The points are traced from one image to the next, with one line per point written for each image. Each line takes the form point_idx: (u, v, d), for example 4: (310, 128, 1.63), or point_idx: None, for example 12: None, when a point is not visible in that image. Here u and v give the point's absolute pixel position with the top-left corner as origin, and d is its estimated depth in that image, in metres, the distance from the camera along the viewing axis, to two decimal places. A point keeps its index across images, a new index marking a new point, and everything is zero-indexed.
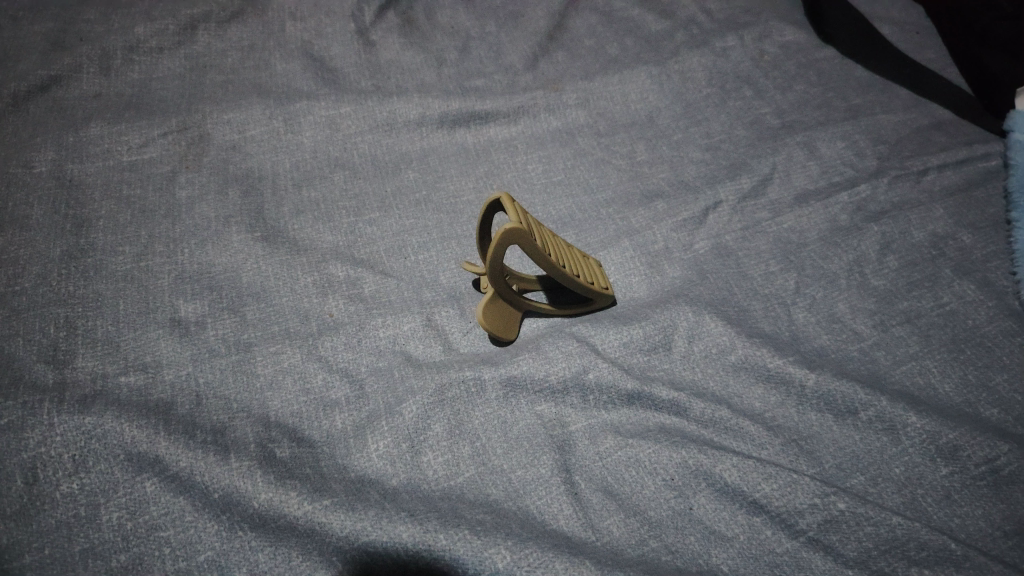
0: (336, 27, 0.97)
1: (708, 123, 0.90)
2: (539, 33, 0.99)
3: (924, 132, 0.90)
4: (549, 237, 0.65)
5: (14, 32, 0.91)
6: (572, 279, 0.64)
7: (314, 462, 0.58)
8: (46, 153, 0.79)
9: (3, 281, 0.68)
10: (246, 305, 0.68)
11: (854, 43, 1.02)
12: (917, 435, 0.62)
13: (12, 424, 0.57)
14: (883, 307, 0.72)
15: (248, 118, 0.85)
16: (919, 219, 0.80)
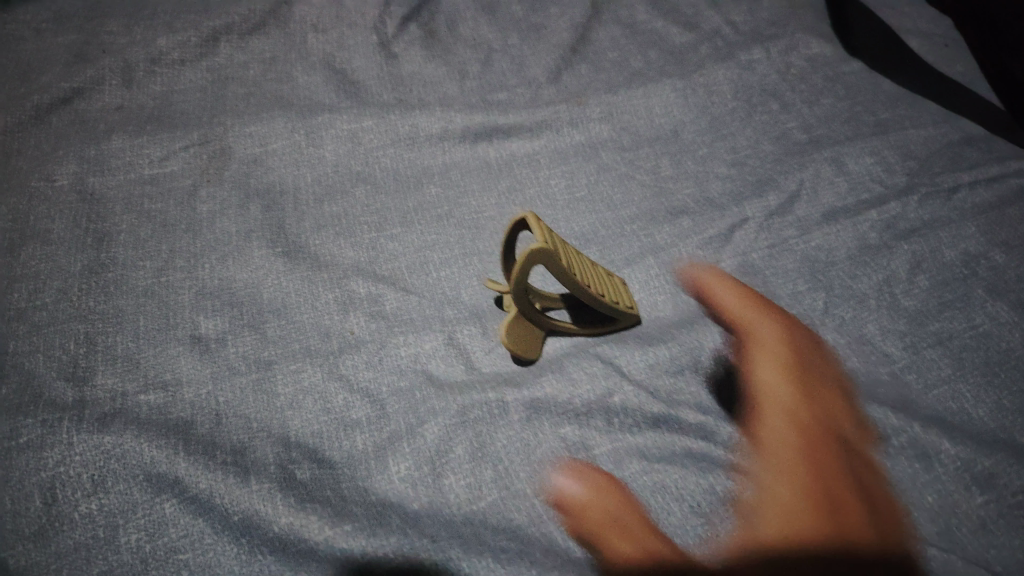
0: (358, 39, 0.96)
1: (733, 138, 0.88)
2: (562, 46, 0.98)
3: (955, 146, 0.88)
4: (574, 256, 0.64)
5: (38, 45, 0.92)
6: (597, 297, 0.63)
7: (334, 484, 0.57)
8: (68, 166, 0.79)
9: (24, 296, 0.68)
10: (267, 322, 0.68)
11: (881, 57, 1.01)
12: (950, 462, 0.60)
13: (33, 443, 0.57)
14: (914, 328, 0.70)
15: (271, 132, 0.84)
16: (950, 238, 0.78)
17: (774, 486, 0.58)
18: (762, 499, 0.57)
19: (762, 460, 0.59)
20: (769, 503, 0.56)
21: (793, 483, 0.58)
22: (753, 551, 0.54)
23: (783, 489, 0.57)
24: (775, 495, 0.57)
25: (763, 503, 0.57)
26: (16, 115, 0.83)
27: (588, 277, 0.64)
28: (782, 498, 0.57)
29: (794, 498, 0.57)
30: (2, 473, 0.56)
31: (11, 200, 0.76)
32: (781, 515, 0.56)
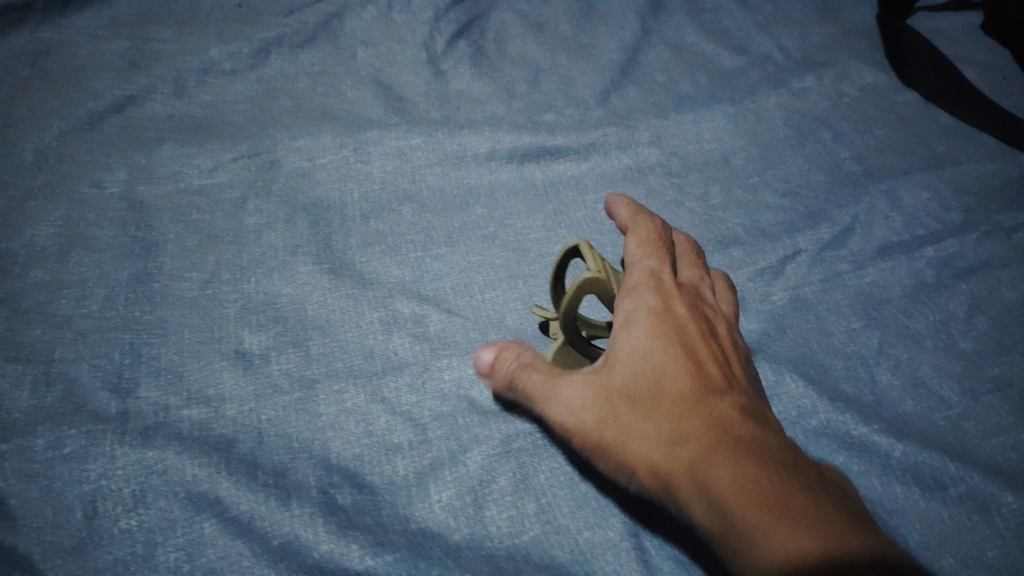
0: (406, 54, 0.96)
1: (785, 167, 0.86)
2: (611, 66, 0.97)
3: (1014, 183, 0.86)
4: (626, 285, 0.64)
5: (92, 51, 0.92)
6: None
7: (375, 511, 0.57)
8: (118, 174, 0.80)
9: (71, 304, 0.68)
10: (310, 339, 0.67)
11: (943, 82, 0.97)
12: (1012, 517, 0.58)
13: (76, 455, 0.57)
14: (971, 372, 0.68)
15: (318, 146, 0.84)
16: (1010, 279, 0.75)
17: (673, 312, 0.59)
18: (666, 318, 0.58)
19: (663, 295, 0.60)
20: (666, 322, 0.58)
21: (687, 316, 0.59)
22: (649, 351, 0.56)
23: (678, 317, 0.59)
24: (667, 317, 0.58)
25: (663, 316, 0.58)
26: (69, 121, 0.84)
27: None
28: (677, 322, 0.58)
29: (685, 326, 0.59)
30: (43, 484, 0.55)
31: (61, 206, 0.76)
32: (681, 335, 0.58)
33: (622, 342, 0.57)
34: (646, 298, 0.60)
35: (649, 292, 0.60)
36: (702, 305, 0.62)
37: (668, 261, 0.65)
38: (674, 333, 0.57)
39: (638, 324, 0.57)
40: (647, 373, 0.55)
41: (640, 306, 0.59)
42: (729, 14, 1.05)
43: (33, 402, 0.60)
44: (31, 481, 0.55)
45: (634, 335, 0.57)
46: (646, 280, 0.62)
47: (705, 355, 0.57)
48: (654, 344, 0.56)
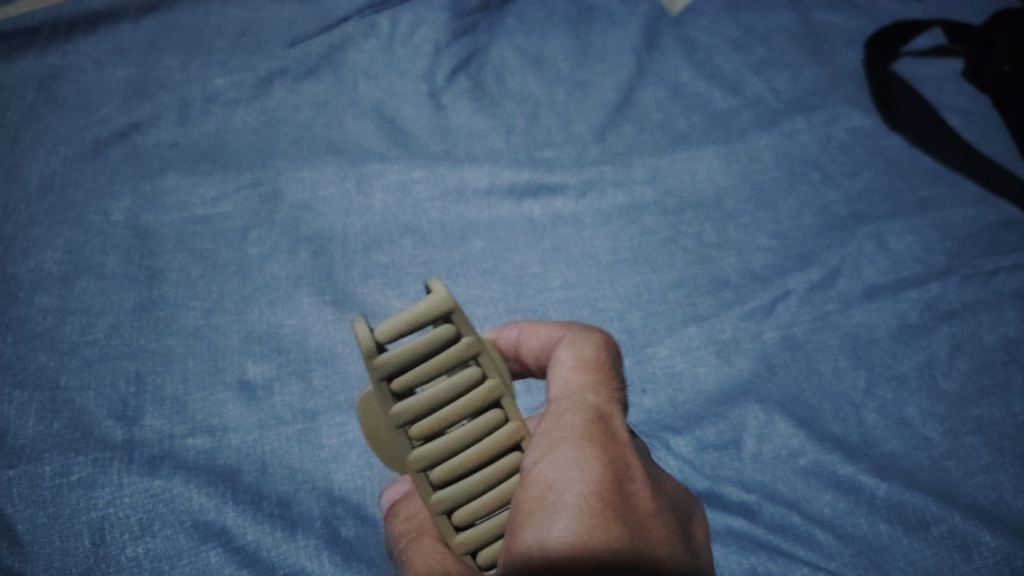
0: (408, 86, 0.95)
1: (776, 207, 0.88)
2: (607, 105, 0.96)
3: (995, 227, 0.87)
4: (476, 422, 0.53)
5: (97, 76, 0.92)
6: (438, 511, 0.52)
7: (378, 542, 0.60)
8: (123, 202, 0.81)
9: (77, 330, 0.70)
10: (313, 370, 0.70)
11: (915, 121, 0.98)
12: (990, 554, 0.62)
13: (83, 480, 0.59)
14: (953, 413, 0.71)
15: (321, 178, 0.85)
16: (990, 320, 0.78)
17: (618, 478, 0.46)
18: (605, 503, 0.44)
19: (608, 450, 0.48)
20: (604, 510, 0.43)
21: (630, 488, 0.46)
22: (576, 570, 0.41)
23: (619, 502, 0.44)
24: (603, 502, 0.44)
25: (602, 494, 0.44)
26: (75, 147, 0.84)
27: (448, 466, 0.52)
28: (621, 487, 0.45)
29: (633, 503, 0.45)
30: (51, 510, 0.58)
31: (66, 232, 0.77)
32: (630, 522, 0.43)
33: (524, 538, 0.44)
34: (572, 480, 0.45)
35: (585, 455, 0.47)
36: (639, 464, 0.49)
37: (612, 392, 0.54)
38: (620, 535, 0.42)
39: (568, 423, 0.50)
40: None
41: (562, 472, 0.46)
42: (722, 55, 1.03)
43: (41, 428, 0.62)
44: (39, 507, 0.58)
45: (558, 536, 0.42)
46: (566, 424, 0.50)
47: (658, 537, 0.45)
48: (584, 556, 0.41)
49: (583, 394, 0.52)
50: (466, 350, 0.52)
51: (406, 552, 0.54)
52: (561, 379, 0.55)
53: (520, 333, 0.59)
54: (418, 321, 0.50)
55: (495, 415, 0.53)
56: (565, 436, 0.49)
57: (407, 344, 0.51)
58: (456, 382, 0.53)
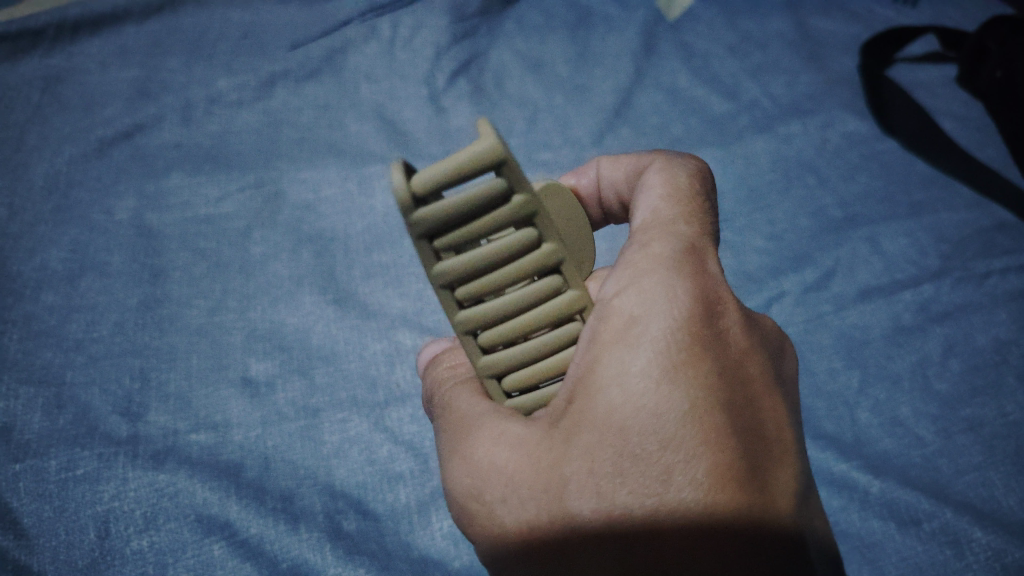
0: (407, 90, 0.96)
1: (772, 210, 0.89)
2: (606, 109, 0.97)
3: (988, 231, 0.88)
4: (528, 290, 0.48)
5: (101, 77, 0.92)
6: (486, 375, 0.50)
7: (379, 536, 0.62)
8: (126, 201, 0.82)
9: (82, 328, 0.72)
10: (315, 367, 0.71)
11: (911, 127, 0.99)
12: (981, 550, 0.63)
13: (87, 475, 0.62)
14: (945, 413, 0.73)
15: (323, 179, 0.86)
16: (982, 323, 0.79)
17: (710, 314, 0.46)
18: (697, 339, 0.44)
19: (699, 277, 0.47)
20: (696, 347, 0.44)
21: (722, 325, 0.47)
22: (662, 405, 0.42)
23: (709, 338, 0.45)
24: (695, 339, 0.44)
25: (694, 330, 0.45)
26: (79, 147, 0.85)
27: (494, 334, 0.49)
28: (712, 321, 0.46)
29: (723, 340, 0.46)
30: (56, 504, 0.61)
31: (71, 231, 0.79)
32: (720, 360, 0.45)
33: (604, 364, 0.44)
34: (661, 308, 0.45)
35: (675, 285, 0.46)
36: (731, 292, 0.49)
37: (698, 212, 0.53)
38: (712, 379, 0.44)
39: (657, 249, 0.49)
40: (638, 440, 0.42)
41: (650, 298, 0.45)
42: (719, 61, 1.03)
43: (47, 423, 0.65)
44: (45, 500, 0.61)
45: (639, 380, 0.43)
46: (652, 249, 0.49)
47: (749, 374, 0.46)
48: (670, 393, 0.42)
49: (669, 220, 0.51)
50: (520, 210, 0.44)
51: (448, 400, 0.53)
52: (647, 204, 0.54)
53: (598, 173, 0.61)
54: (465, 175, 0.41)
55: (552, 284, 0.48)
56: (651, 258, 0.48)
57: (454, 200, 0.42)
58: (511, 246, 0.45)
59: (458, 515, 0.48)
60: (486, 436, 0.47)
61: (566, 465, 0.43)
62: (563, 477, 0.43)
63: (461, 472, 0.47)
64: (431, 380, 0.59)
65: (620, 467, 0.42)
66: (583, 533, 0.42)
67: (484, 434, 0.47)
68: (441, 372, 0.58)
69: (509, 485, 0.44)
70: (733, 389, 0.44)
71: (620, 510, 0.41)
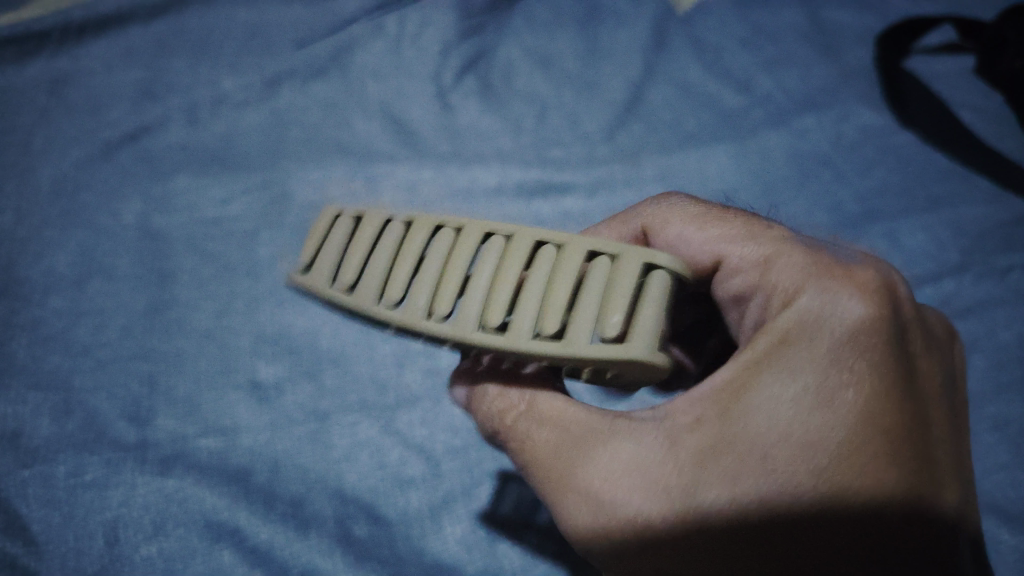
0: (415, 87, 0.93)
1: (788, 205, 0.87)
2: (616, 104, 0.94)
3: (1008, 225, 0.86)
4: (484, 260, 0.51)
5: (107, 80, 0.91)
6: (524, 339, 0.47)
7: (390, 542, 0.62)
8: (134, 204, 0.81)
9: (89, 332, 0.71)
10: (324, 370, 0.70)
11: (928, 116, 0.97)
12: (1007, 551, 0.64)
13: (97, 480, 0.62)
14: (970, 411, 0.72)
15: (331, 179, 0.85)
16: (1005, 318, 0.78)
17: (869, 329, 0.46)
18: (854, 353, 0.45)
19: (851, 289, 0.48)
20: (845, 374, 0.45)
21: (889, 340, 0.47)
22: (814, 434, 0.44)
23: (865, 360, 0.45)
24: (846, 364, 0.45)
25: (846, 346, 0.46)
26: (85, 150, 0.85)
27: (493, 304, 0.49)
28: (875, 337, 0.46)
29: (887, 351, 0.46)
30: (65, 510, 0.61)
31: (77, 234, 0.78)
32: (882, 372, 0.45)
33: (744, 397, 0.46)
34: (808, 336, 0.46)
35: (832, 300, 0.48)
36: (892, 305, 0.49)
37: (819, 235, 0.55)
38: (865, 401, 0.44)
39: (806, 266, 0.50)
40: (792, 471, 0.43)
41: (803, 321, 0.47)
42: (732, 55, 1.00)
43: (55, 429, 0.65)
44: (54, 507, 0.61)
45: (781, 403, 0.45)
46: (783, 281, 0.50)
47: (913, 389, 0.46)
48: (825, 423, 0.44)
49: (784, 245, 0.53)
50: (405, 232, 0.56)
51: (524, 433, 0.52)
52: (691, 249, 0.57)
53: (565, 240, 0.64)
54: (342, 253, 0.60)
55: (503, 239, 0.51)
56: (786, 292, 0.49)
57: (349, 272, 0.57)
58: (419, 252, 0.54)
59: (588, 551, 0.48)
60: (598, 470, 0.47)
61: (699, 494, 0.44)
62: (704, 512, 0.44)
63: (583, 504, 0.47)
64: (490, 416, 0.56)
65: (772, 499, 0.43)
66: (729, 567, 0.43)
67: (600, 467, 0.48)
68: (499, 406, 0.55)
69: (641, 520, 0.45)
70: (901, 408, 0.44)
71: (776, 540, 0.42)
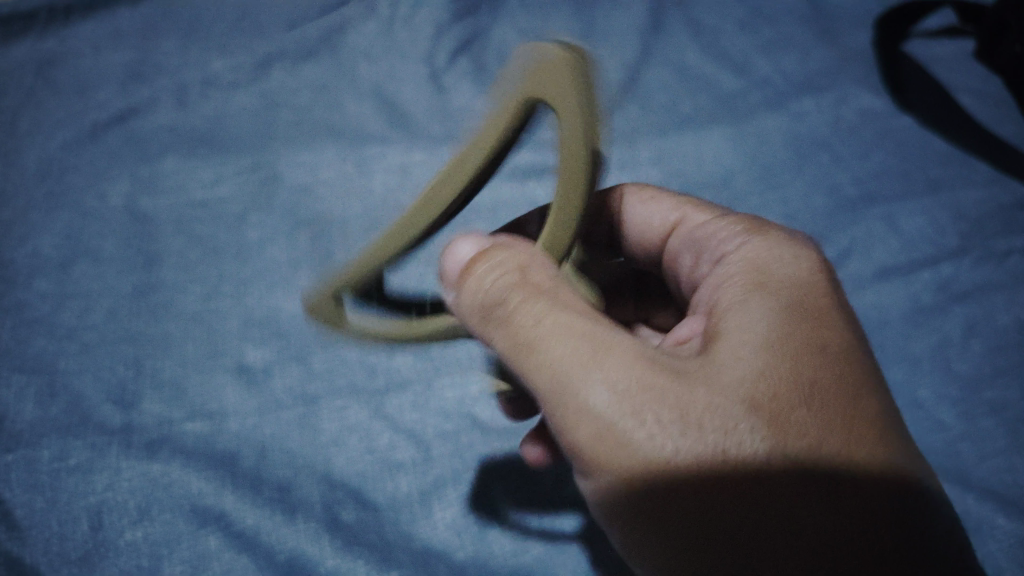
0: (408, 68, 0.92)
1: (784, 189, 0.86)
2: (612, 87, 0.93)
3: (1008, 209, 0.85)
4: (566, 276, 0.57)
5: (94, 61, 0.89)
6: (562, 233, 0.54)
7: (379, 526, 0.61)
8: (121, 185, 0.80)
9: (75, 315, 0.70)
10: (313, 354, 0.69)
11: (927, 99, 0.95)
12: (1005, 537, 0.64)
13: (81, 465, 0.61)
14: (968, 396, 0.71)
15: (321, 160, 0.83)
16: (1004, 302, 0.77)
17: (836, 291, 0.50)
18: (832, 306, 0.49)
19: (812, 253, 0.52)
20: (827, 294, 0.49)
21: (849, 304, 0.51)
22: (824, 336, 0.46)
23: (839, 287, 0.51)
24: (823, 287, 0.50)
25: (824, 296, 0.49)
26: (72, 131, 0.83)
27: None
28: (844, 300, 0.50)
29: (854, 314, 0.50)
30: (49, 495, 0.60)
31: (63, 216, 0.77)
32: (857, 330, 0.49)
33: (748, 303, 0.47)
34: (788, 262, 0.51)
35: (798, 258, 0.51)
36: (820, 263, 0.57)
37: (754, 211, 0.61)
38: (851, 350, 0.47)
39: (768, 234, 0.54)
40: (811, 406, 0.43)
41: (785, 273, 0.50)
42: (730, 37, 0.98)
43: (39, 413, 0.64)
44: (38, 492, 0.60)
45: (790, 332, 0.45)
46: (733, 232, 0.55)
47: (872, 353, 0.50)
48: (825, 332, 0.46)
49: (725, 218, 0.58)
50: None
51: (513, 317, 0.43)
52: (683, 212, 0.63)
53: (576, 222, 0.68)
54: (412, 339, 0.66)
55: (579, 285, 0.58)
56: (743, 233, 0.55)
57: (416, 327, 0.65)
58: None
59: (596, 449, 0.41)
60: (634, 356, 0.42)
61: (734, 381, 0.42)
62: (742, 397, 0.42)
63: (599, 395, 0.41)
64: (490, 292, 0.44)
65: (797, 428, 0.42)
66: (768, 458, 0.41)
67: (632, 352, 0.42)
68: (504, 281, 0.44)
69: (680, 407, 0.41)
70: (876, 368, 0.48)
71: (809, 436, 0.42)
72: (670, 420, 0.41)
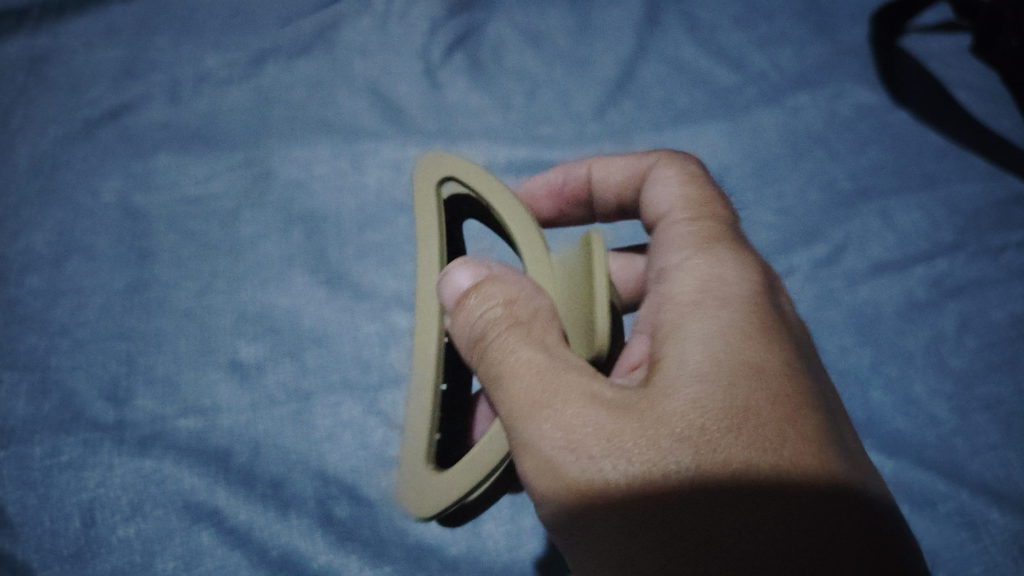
0: (402, 63, 0.91)
1: (779, 183, 0.86)
2: (607, 82, 0.92)
3: (1003, 204, 0.85)
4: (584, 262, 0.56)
5: (88, 57, 0.89)
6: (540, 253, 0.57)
7: (372, 522, 0.61)
8: (114, 181, 0.80)
9: (67, 312, 0.70)
10: (306, 350, 0.69)
11: (923, 93, 0.95)
12: (998, 532, 0.63)
13: (73, 462, 0.61)
14: (962, 391, 0.71)
15: (315, 156, 0.83)
16: (999, 297, 0.77)
17: (771, 308, 0.49)
18: (769, 324, 0.47)
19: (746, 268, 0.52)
20: (763, 311, 0.48)
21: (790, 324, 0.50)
22: (761, 358, 0.44)
23: (782, 310, 0.50)
24: (760, 305, 0.49)
25: (759, 311, 0.48)
26: (66, 127, 0.83)
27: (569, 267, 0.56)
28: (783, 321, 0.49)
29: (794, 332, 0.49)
30: (41, 491, 0.60)
31: (56, 212, 0.77)
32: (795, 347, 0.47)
33: (688, 326, 0.46)
34: (735, 283, 0.50)
35: (734, 275, 0.51)
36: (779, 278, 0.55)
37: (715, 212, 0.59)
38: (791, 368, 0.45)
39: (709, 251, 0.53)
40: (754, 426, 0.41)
41: (721, 291, 0.49)
42: (725, 32, 0.98)
43: (31, 410, 0.64)
44: (30, 488, 0.60)
45: (726, 351, 0.44)
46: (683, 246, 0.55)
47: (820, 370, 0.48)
48: (761, 351, 0.45)
49: (678, 229, 0.57)
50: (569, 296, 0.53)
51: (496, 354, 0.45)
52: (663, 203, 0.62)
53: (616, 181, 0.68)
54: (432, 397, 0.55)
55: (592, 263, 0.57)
56: (688, 250, 0.54)
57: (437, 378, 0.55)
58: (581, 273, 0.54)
59: (550, 489, 0.41)
60: (574, 394, 0.42)
61: (672, 412, 0.41)
62: (681, 429, 0.40)
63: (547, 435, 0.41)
64: (477, 326, 0.46)
65: (739, 450, 0.40)
66: (708, 487, 0.39)
67: (573, 391, 0.42)
68: (493, 313, 0.46)
69: (614, 442, 0.40)
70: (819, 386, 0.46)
71: (749, 458, 0.40)
72: (607, 456, 0.40)
